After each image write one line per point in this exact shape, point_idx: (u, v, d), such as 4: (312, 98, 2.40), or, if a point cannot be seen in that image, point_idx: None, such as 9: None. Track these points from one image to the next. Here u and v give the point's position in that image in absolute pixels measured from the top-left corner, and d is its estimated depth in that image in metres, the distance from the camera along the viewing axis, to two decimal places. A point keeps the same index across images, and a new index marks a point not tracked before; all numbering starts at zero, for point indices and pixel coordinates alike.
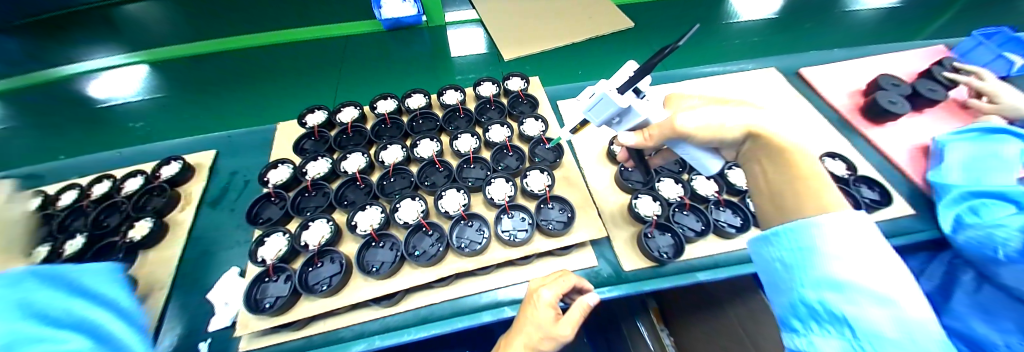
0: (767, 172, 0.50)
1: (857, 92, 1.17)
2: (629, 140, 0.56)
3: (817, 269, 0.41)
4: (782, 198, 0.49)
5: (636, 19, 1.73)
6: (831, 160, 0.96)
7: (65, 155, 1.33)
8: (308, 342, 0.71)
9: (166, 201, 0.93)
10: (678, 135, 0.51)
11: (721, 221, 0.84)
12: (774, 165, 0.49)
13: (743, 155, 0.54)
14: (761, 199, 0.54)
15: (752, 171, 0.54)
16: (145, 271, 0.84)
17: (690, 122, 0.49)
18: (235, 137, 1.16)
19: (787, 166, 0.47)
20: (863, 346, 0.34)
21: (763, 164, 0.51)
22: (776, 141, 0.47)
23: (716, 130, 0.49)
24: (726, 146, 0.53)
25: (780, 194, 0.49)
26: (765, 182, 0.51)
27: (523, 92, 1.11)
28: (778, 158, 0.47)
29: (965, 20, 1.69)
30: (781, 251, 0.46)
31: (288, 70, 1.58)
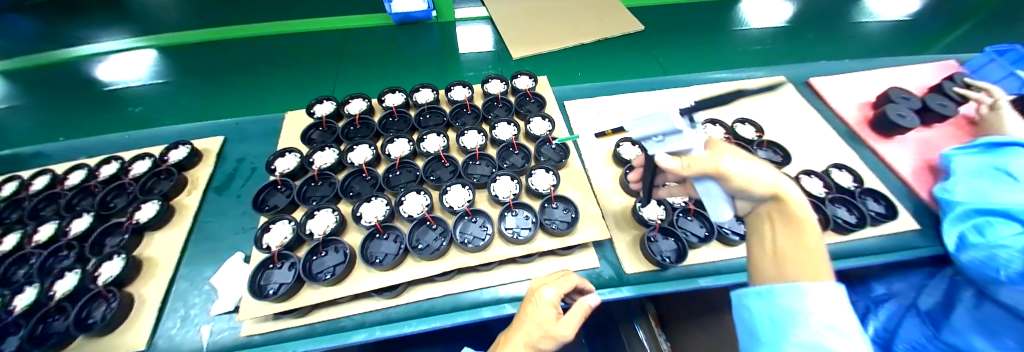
0: (776, 234, 0.46)
1: (867, 104, 1.16)
2: (666, 161, 0.50)
3: (799, 331, 0.38)
4: (786, 267, 0.43)
5: (645, 22, 1.73)
6: (837, 170, 0.96)
7: (64, 137, 1.32)
8: (310, 329, 0.72)
9: (174, 184, 0.94)
10: (720, 174, 0.47)
11: (725, 228, 0.84)
12: (787, 227, 0.44)
13: (757, 213, 0.50)
14: (759, 262, 0.49)
15: (759, 233, 0.50)
16: (150, 253, 0.85)
17: (738, 166, 0.46)
18: (243, 124, 1.17)
19: (801, 233, 0.43)
20: None
21: (774, 226, 0.46)
22: (797, 208, 0.44)
23: (754, 182, 0.45)
24: (748, 198, 0.48)
25: (784, 262, 0.44)
26: (771, 245, 0.46)
27: (531, 92, 1.11)
28: (794, 224, 0.44)
29: (977, 37, 1.68)
30: (764, 307, 0.42)
31: (296, 61, 1.59)
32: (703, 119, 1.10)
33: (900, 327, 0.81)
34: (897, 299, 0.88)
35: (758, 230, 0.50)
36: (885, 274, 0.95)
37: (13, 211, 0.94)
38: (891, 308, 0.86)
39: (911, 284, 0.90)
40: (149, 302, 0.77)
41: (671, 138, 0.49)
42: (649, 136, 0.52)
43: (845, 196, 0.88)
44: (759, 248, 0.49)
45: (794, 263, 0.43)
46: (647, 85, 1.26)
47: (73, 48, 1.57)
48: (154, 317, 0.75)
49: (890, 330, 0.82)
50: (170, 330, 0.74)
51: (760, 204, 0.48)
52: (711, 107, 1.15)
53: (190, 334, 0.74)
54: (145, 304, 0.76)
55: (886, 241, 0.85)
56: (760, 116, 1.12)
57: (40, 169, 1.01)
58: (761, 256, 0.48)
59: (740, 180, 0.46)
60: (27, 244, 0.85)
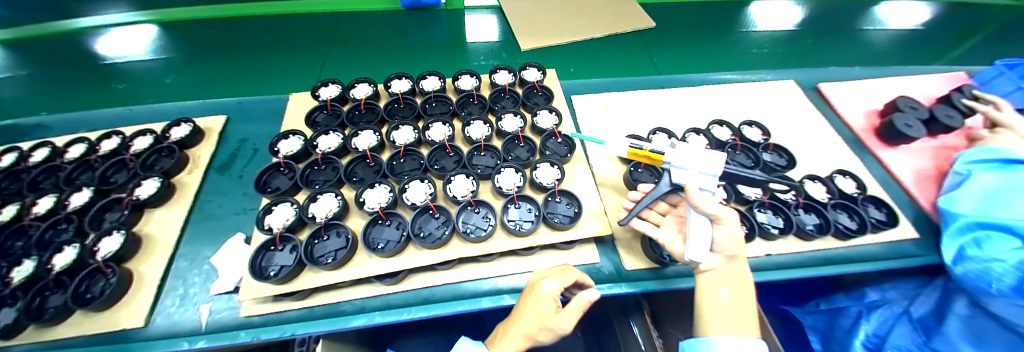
0: (729, 299, 0.62)
1: (873, 112, 1.16)
2: (694, 191, 0.57)
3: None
4: (734, 321, 0.60)
5: (656, 19, 1.71)
6: (841, 177, 0.96)
7: (51, 111, 1.29)
8: (310, 312, 0.72)
9: (175, 162, 0.93)
10: (716, 222, 0.58)
11: (765, 223, 0.84)
12: (738, 296, 0.62)
13: (709, 276, 0.64)
14: (707, 316, 0.62)
15: (708, 294, 0.63)
16: (150, 230, 0.85)
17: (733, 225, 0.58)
18: (247, 104, 1.16)
19: (745, 294, 0.62)
20: None
21: (724, 289, 0.62)
22: (744, 275, 0.62)
23: (729, 241, 0.59)
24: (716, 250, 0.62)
25: (735, 319, 0.60)
26: (723, 306, 0.61)
27: (539, 84, 1.10)
28: (741, 289, 0.62)
29: (986, 50, 1.68)
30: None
31: (299, 42, 1.56)
32: (710, 119, 1.09)
33: (890, 334, 0.81)
34: (890, 306, 0.87)
35: (708, 291, 0.63)
36: (881, 280, 0.94)
37: (11, 182, 0.93)
38: (884, 314, 0.86)
39: (905, 291, 0.89)
40: (148, 278, 0.76)
41: (703, 176, 0.64)
42: (685, 168, 0.65)
43: (847, 202, 0.89)
44: (710, 306, 0.62)
45: (741, 319, 0.60)
46: (655, 82, 1.25)
47: (75, 20, 1.56)
48: (153, 294, 0.75)
49: (882, 335, 0.83)
50: (170, 306, 0.74)
51: (719, 266, 0.63)
52: (718, 107, 1.14)
53: (189, 311, 0.74)
54: (144, 281, 0.76)
55: (886, 249, 0.85)
56: (768, 119, 1.11)
57: (39, 141, 1.00)
58: (712, 312, 0.62)
59: (723, 232, 0.59)
60: (25, 215, 0.84)
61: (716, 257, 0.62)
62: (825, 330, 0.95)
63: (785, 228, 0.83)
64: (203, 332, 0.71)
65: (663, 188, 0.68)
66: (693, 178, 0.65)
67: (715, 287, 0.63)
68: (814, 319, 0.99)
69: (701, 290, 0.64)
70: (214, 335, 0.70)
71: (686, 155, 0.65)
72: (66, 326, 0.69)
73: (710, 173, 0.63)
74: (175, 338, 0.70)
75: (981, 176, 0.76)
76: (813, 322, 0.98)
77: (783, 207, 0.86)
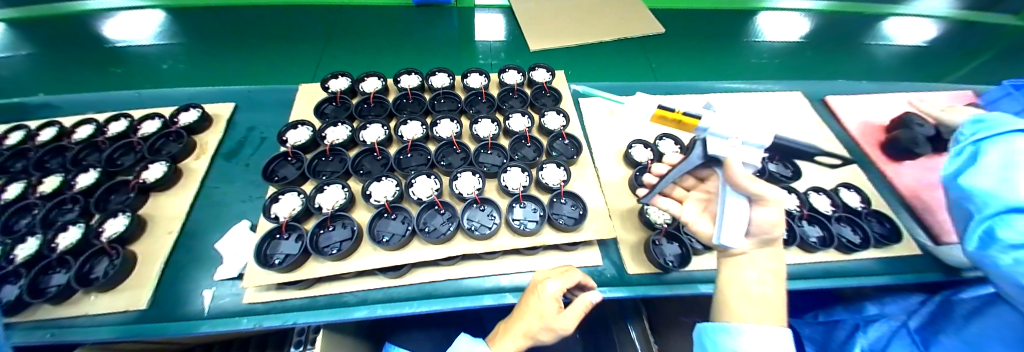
0: (759, 283, 0.59)
1: (879, 127, 1.16)
2: (738, 169, 0.53)
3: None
4: (764, 307, 0.56)
5: (666, 25, 1.71)
6: (846, 190, 0.96)
7: (57, 92, 1.30)
8: (313, 302, 0.73)
9: (182, 147, 0.93)
10: (756, 199, 0.56)
11: None
12: (770, 283, 0.59)
13: (739, 261, 0.62)
14: (733, 300, 0.59)
15: (738, 278, 0.60)
16: (155, 214, 0.85)
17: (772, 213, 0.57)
18: (255, 92, 1.16)
19: (776, 284, 0.60)
20: None
21: (756, 273, 0.60)
22: (776, 265, 0.61)
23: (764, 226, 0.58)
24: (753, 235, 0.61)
25: (765, 305, 0.56)
26: (754, 290, 0.58)
27: (547, 85, 1.10)
28: (771, 276, 0.60)
29: (992, 70, 1.69)
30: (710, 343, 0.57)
31: (310, 33, 1.57)
32: None
33: (889, 346, 0.77)
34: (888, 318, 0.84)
35: (738, 273, 0.61)
36: (879, 294, 0.95)
37: (17, 161, 0.93)
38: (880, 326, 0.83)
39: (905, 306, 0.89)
40: (152, 262, 0.77)
41: (747, 146, 0.55)
42: (725, 139, 0.55)
43: (851, 215, 0.89)
44: (739, 289, 0.59)
45: (769, 306, 0.56)
46: (662, 88, 1.25)
47: (86, 3, 1.56)
48: (157, 277, 0.75)
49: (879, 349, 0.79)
50: (174, 291, 0.75)
51: (751, 251, 0.62)
52: None
53: (193, 296, 0.74)
54: (147, 264, 0.76)
55: (888, 264, 0.86)
56: (775, 129, 1.11)
57: (47, 121, 1.00)
58: (740, 295, 0.58)
59: (763, 215, 0.57)
60: (30, 194, 0.84)
61: (750, 241, 0.62)
62: (822, 341, 0.92)
63: (788, 239, 0.83)
64: (206, 317, 0.71)
65: (694, 159, 0.61)
66: (737, 149, 0.55)
67: (745, 270, 0.61)
68: (812, 331, 0.95)
69: (729, 274, 0.62)
70: (216, 320, 0.70)
71: (731, 121, 0.54)
72: (68, 306, 0.69)
73: (757, 144, 0.54)
74: (178, 322, 0.70)
75: (996, 140, 0.58)
76: (810, 333, 0.95)
77: (788, 218, 0.86)
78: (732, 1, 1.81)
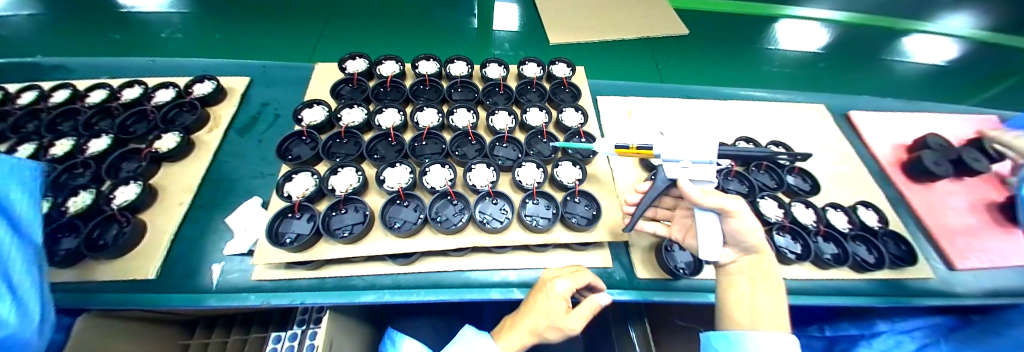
0: (755, 292, 0.58)
1: (901, 146, 1.14)
2: (687, 186, 0.57)
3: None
4: (765, 314, 0.55)
5: (690, 26, 1.67)
6: (864, 208, 0.95)
7: (73, 55, 1.29)
8: (320, 283, 0.73)
9: (196, 119, 0.92)
10: (723, 212, 0.56)
11: (782, 247, 0.83)
12: (763, 289, 0.57)
13: (733, 269, 0.62)
14: (733, 311, 0.58)
15: (732, 288, 0.60)
16: (166, 184, 0.84)
17: (746, 221, 0.56)
18: (271, 68, 1.14)
19: (774, 290, 0.57)
20: None
21: (750, 283, 0.58)
22: (771, 271, 0.58)
23: (747, 233, 0.57)
24: (735, 245, 0.61)
25: (764, 311, 0.55)
26: (748, 301, 0.57)
27: (567, 81, 1.08)
28: (767, 282, 0.57)
29: (1014, 96, 1.66)
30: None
31: (328, 12, 1.55)
32: (737, 135, 1.07)
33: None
34: (897, 333, 0.84)
35: (732, 283, 0.61)
36: None
37: (31, 121, 0.92)
38: (887, 341, 0.83)
39: None
40: (162, 232, 0.76)
41: (698, 165, 0.60)
42: (677, 161, 0.61)
43: (866, 234, 0.88)
44: (734, 300, 0.59)
45: (768, 312, 0.55)
46: (680, 91, 1.23)
47: None
48: (165, 249, 0.75)
49: None
50: (182, 264, 0.75)
51: (740, 259, 0.62)
52: (745, 125, 1.11)
53: (203, 269, 0.74)
54: (156, 234, 0.76)
55: (898, 285, 0.85)
56: (794, 141, 1.09)
57: (60, 82, 0.99)
58: (737, 305, 0.58)
59: (740, 225, 0.56)
60: (42, 156, 0.83)
61: (729, 250, 0.62)
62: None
63: (802, 254, 0.82)
64: (214, 291, 0.71)
65: (660, 184, 0.62)
66: (688, 169, 0.60)
67: (735, 280, 0.61)
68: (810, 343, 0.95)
69: (724, 285, 0.62)
70: (225, 295, 0.70)
71: (674, 146, 0.62)
72: (79, 270, 0.70)
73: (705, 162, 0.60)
74: (186, 294, 0.70)
75: None
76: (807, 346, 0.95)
77: (803, 232, 0.85)
78: (754, 7, 1.76)
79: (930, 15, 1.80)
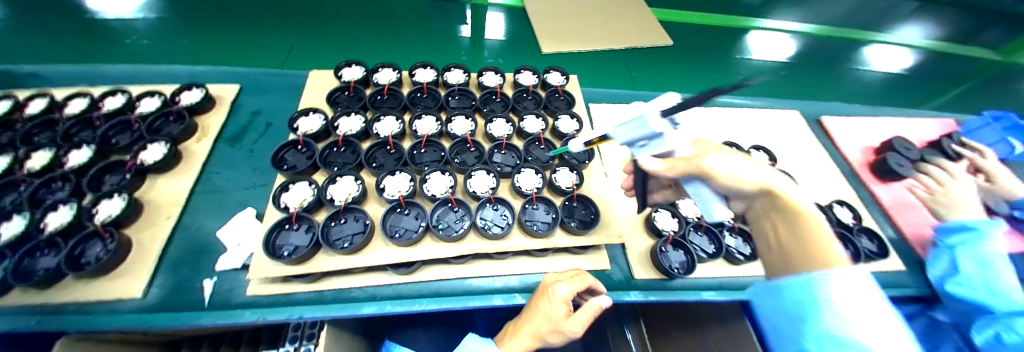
0: (777, 231, 0.48)
1: (870, 149, 1.22)
2: (646, 162, 0.53)
3: (823, 325, 0.43)
4: (796, 254, 0.46)
5: (674, 37, 1.74)
6: (838, 206, 1.01)
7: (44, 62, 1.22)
8: (320, 296, 0.71)
9: (184, 129, 0.89)
10: (706, 175, 0.51)
11: (732, 247, 0.88)
12: (784, 228, 0.47)
13: (755, 212, 0.53)
14: (770, 256, 0.51)
15: (763, 235, 0.52)
16: (152, 198, 0.80)
17: (724, 169, 0.49)
18: (260, 76, 1.11)
19: (799, 229, 0.46)
20: None
21: (773, 225, 0.49)
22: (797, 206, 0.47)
23: (740, 180, 0.49)
24: (740, 197, 0.52)
25: (793, 252, 0.46)
26: (775, 242, 0.49)
27: (561, 89, 1.10)
28: (789, 221, 0.47)
29: (967, 101, 1.81)
30: (790, 302, 0.46)
31: (314, 22, 1.50)
32: (722, 140, 1.12)
33: None
34: None
35: (759, 230, 0.52)
36: None
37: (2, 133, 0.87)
38: None
39: None
40: (149, 247, 0.73)
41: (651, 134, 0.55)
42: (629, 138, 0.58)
43: (843, 231, 0.94)
44: (766, 245, 0.52)
45: (798, 251, 0.46)
46: None
47: None
48: (153, 265, 0.71)
49: None
50: (169, 281, 0.71)
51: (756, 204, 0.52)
52: (730, 131, 1.17)
53: (193, 286, 0.71)
54: (144, 249, 0.73)
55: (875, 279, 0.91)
56: (776, 146, 1.15)
57: (36, 91, 0.94)
58: (770, 249, 0.51)
59: (724, 176, 0.49)
60: (19, 170, 0.79)
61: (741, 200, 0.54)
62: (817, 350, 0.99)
63: (750, 255, 0.87)
64: (207, 308, 0.68)
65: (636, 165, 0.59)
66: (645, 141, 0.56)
67: (760, 225, 0.52)
68: None
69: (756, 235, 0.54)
70: (219, 311, 0.68)
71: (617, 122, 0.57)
72: (58, 291, 0.66)
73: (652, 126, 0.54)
74: (175, 312, 0.67)
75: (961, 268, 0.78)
76: None
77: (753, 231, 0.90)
78: (734, 19, 1.85)
79: (889, 26, 1.94)
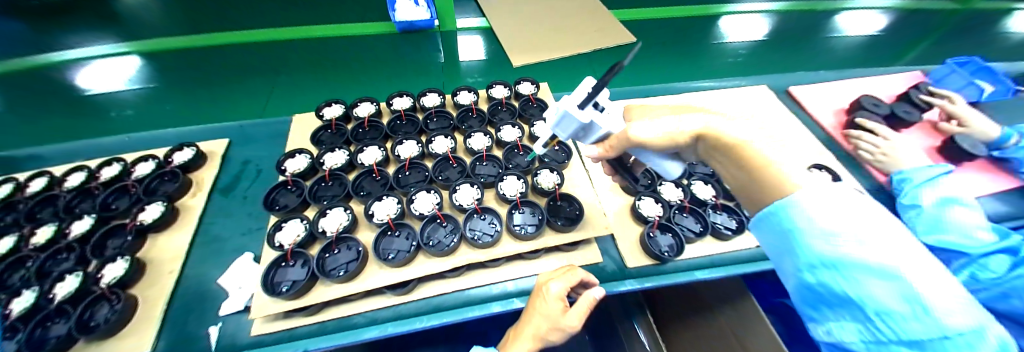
0: (731, 168, 0.50)
1: (841, 111, 1.26)
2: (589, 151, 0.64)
3: (812, 249, 0.42)
4: (752, 186, 0.47)
5: (639, 34, 1.81)
6: (818, 170, 1.02)
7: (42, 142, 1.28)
8: (321, 327, 0.73)
9: (178, 186, 0.93)
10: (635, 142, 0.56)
11: (717, 223, 0.90)
12: (732, 163, 0.49)
13: (702, 152, 0.55)
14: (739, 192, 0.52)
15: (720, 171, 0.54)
16: (154, 256, 0.84)
17: (646, 133, 0.54)
18: (247, 127, 1.17)
19: (739, 159, 0.48)
20: (876, 322, 0.38)
21: (721, 160, 0.52)
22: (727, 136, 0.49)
23: (670, 134, 0.53)
24: (684, 149, 0.56)
25: (748, 183, 0.48)
26: (735, 180, 0.51)
27: (533, 97, 1.15)
28: (728, 150, 0.49)
29: (936, 51, 1.85)
30: (777, 233, 0.46)
31: (294, 68, 1.54)
32: None
33: None
34: None
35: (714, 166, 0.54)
36: None
37: (7, 214, 0.91)
38: None
39: None
40: (154, 302, 0.76)
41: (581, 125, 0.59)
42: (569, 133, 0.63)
43: None
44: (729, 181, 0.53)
45: (751, 181, 0.47)
46: (640, 92, 1.32)
47: (52, 53, 1.46)
48: (160, 319, 0.74)
49: None
50: (176, 333, 0.73)
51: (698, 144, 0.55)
52: None
53: (199, 335, 0.73)
54: (150, 305, 0.75)
55: None
56: None
57: (37, 171, 0.99)
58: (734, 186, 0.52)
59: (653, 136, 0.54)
60: (26, 246, 0.83)
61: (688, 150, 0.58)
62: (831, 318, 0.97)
63: (737, 228, 0.88)
64: None
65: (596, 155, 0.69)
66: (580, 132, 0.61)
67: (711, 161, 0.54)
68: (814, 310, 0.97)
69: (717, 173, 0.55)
70: None
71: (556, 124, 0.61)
72: None
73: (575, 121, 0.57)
74: None
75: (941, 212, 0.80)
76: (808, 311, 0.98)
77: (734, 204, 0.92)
78: (696, 9, 1.92)
79: None
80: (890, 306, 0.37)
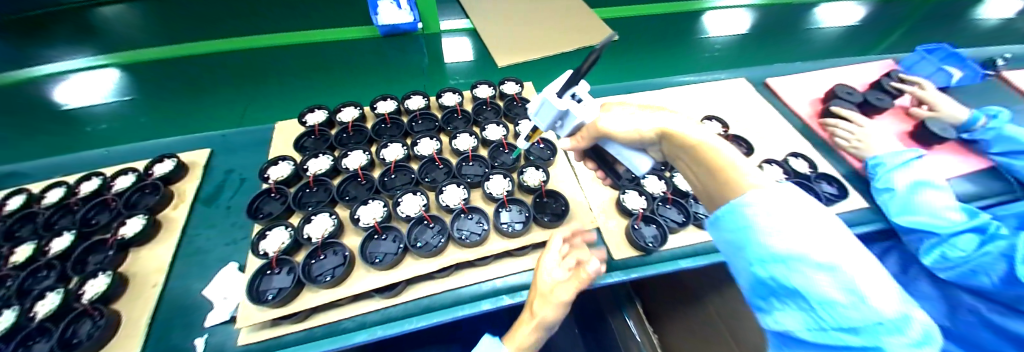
0: (693, 168, 0.51)
1: (817, 100, 1.29)
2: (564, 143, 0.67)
3: (759, 244, 0.40)
4: (710, 186, 0.48)
5: (621, 32, 1.84)
6: (795, 158, 1.07)
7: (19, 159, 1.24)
8: (310, 333, 0.72)
9: (160, 198, 0.92)
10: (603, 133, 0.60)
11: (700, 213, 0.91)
12: (695, 163, 0.50)
13: (668, 153, 0.57)
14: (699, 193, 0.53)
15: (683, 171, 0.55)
16: (136, 269, 0.82)
17: (616, 126, 0.58)
18: (230, 136, 1.16)
19: (700, 159, 0.49)
20: (821, 316, 0.34)
21: (684, 161, 0.53)
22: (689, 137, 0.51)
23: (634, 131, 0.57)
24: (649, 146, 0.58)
25: (707, 184, 0.49)
26: (697, 182, 0.52)
27: (518, 96, 1.16)
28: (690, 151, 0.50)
29: (908, 39, 1.91)
30: (730, 233, 0.45)
31: (283, 73, 1.52)
32: None
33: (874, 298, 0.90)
34: None
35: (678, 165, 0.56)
36: None
37: None
38: None
39: None
40: (138, 317, 0.75)
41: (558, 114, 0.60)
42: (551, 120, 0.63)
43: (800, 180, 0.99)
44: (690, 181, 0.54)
45: (710, 181, 0.48)
46: (623, 88, 1.34)
47: (27, 68, 1.43)
48: (145, 333, 0.73)
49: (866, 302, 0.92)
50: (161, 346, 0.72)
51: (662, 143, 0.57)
52: (683, 108, 1.23)
53: (185, 347, 0.72)
54: (134, 319, 0.74)
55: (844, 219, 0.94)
56: (728, 114, 1.22)
57: (14, 189, 0.96)
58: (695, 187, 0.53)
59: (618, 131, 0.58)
60: (3, 266, 0.80)
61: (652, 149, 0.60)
62: None
63: None
64: None
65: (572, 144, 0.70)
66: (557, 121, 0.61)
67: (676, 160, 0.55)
68: None
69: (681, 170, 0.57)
70: None
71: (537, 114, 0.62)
72: None
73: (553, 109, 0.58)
74: None
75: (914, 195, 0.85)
76: None
77: None
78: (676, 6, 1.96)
79: None
80: (835, 298, 0.34)
